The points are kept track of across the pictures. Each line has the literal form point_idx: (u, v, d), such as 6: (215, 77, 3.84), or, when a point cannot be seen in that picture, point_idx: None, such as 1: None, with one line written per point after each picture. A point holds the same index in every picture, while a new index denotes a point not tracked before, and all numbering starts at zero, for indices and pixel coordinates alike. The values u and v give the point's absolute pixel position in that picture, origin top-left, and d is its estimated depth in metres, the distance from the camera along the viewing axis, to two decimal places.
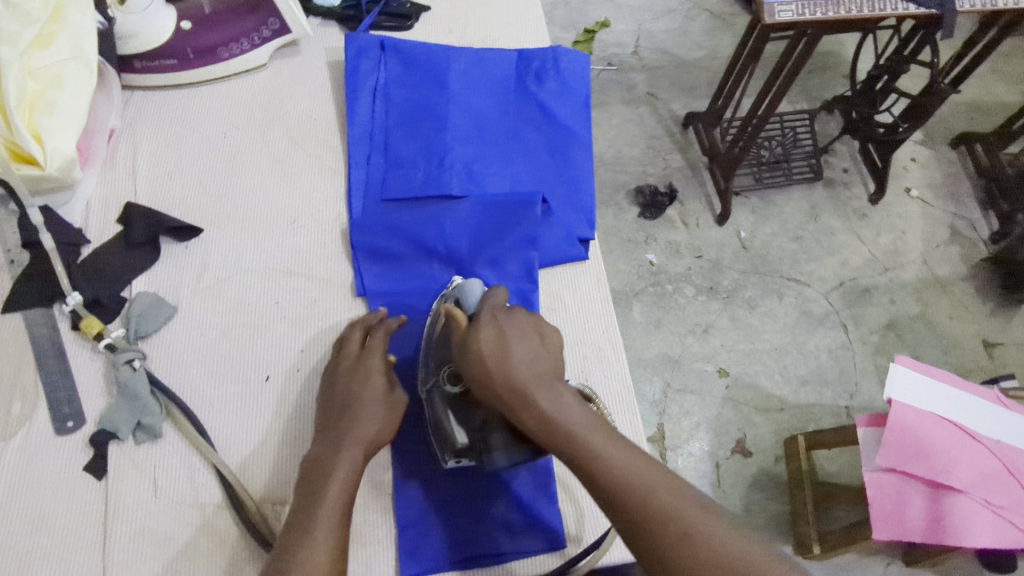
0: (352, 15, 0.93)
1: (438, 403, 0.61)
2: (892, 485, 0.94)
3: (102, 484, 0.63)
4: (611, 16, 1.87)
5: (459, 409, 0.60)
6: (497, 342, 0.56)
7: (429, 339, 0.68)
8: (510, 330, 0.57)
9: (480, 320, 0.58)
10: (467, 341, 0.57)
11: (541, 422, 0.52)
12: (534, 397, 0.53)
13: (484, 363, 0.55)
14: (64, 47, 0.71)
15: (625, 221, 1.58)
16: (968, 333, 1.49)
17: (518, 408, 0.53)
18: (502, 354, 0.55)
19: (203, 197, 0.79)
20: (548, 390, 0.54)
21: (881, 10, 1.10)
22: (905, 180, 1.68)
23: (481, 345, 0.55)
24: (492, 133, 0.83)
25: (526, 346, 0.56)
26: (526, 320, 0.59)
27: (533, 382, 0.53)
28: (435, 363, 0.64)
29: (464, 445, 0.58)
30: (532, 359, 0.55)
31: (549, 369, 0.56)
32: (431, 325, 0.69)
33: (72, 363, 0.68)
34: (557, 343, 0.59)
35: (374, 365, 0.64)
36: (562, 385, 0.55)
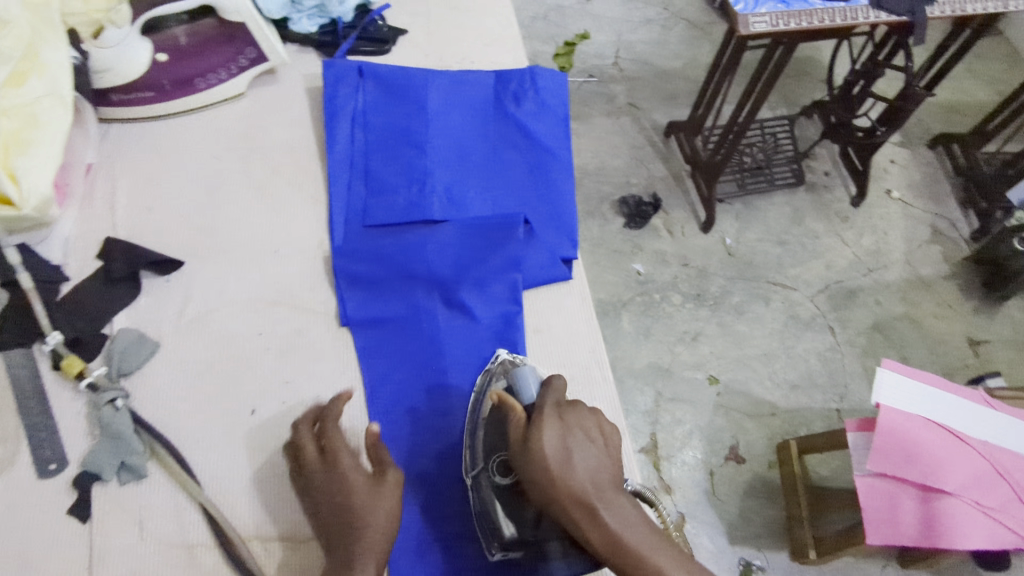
0: (330, 41, 0.93)
1: (487, 491, 0.61)
2: (883, 489, 0.95)
3: (87, 527, 0.62)
4: (590, 28, 1.89)
5: (510, 500, 0.60)
6: (560, 449, 0.53)
7: (475, 420, 0.67)
8: (572, 435, 0.54)
9: (541, 421, 0.54)
10: (526, 448, 0.53)
11: (609, 542, 0.51)
12: (602, 515, 0.51)
13: (548, 472, 0.51)
14: (39, 86, 0.71)
15: (611, 231, 1.58)
16: (953, 331, 1.51)
17: (583, 523, 0.51)
18: (568, 466, 0.52)
19: (184, 230, 0.78)
20: (614, 505, 0.52)
21: (854, 19, 1.11)
22: (886, 182, 1.70)
23: (545, 456, 0.52)
24: (473, 157, 0.84)
25: (587, 454, 0.53)
26: (589, 419, 0.56)
27: (599, 498, 0.51)
28: (487, 448, 0.63)
29: (513, 537, 0.59)
30: (594, 471, 0.52)
31: (612, 479, 0.53)
32: (476, 403, 0.68)
33: (53, 404, 0.67)
34: (616, 444, 0.56)
35: (348, 464, 0.58)
36: (626, 499, 0.52)
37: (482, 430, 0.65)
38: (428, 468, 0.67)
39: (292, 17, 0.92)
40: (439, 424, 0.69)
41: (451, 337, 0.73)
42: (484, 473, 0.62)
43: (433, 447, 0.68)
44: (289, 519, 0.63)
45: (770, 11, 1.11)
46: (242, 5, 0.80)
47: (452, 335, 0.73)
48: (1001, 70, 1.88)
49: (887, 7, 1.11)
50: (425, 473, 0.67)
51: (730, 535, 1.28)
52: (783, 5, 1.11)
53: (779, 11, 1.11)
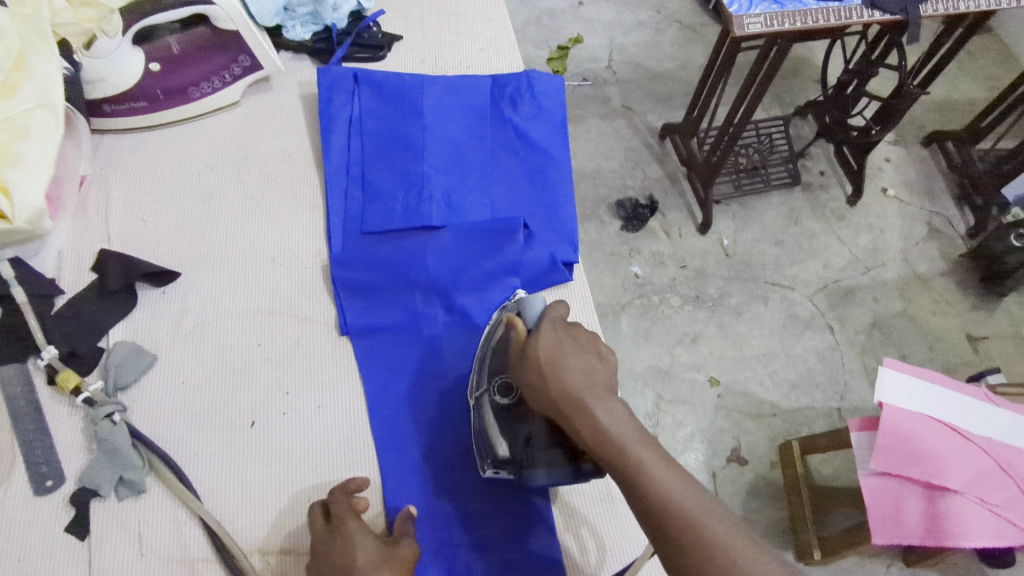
0: (324, 48, 0.93)
1: (487, 410, 0.62)
2: (887, 487, 0.94)
3: (84, 545, 0.60)
4: (583, 31, 1.89)
5: (507, 420, 0.60)
6: (554, 347, 0.54)
7: (486, 350, 0.67)
8: (569, 341, 0.55)
9: (541, 329, 0.56)
10: (525, 349, 0.55)
11: (595, 435, 0.49)
12: (590, 407, 0.50)
13: (539, 365, 0.53)
14: (30, 96, 0.70)
15: (608, 234, 1.58)
16: (951, 328, 1.50)
17: (571, 414, 0.50)
18: (559, 362, 0.52)
19: (180, 239, 0.78)
20: (604, 401, 0.51)
21: (847, 19, 1.11)
22: (881, 180, 1.70)
23: (539, 350, 0.53)
24: (470, 161, 0.83)
25: (582, 356, 0.53)
26: (587, 334, 0.56)
27: (589, 393, 0.51)
28: (490, 371, 0.64)
29: (505, 456, 0.59)
30: (588, 371, 0.52)
31: (604, 382, 0.52)
32: (489, 334, 0.69)
33: (49, 420, 0.66)
34: (614, 361, 0.55)
35: (357, 528, 0.57)
36: (617, 401, 0.51)
37: (489, 354, 0.66)
38: (430, 474, 0.66)
39: (285, 25, 0.91)
40: (441, 431, 0.68)
41: (453, 343, 0.72)
42: (485, 394, 0.63)
43: (435, 452, 0.67)
44: (291, 532, 0.63)
45: (764, 12, 1.11)
46: (236, 13, 0.79)
47: (451, 341, 0.72)
48: (993, 67, 1.89)
49: (881, 6, 1.11)
50: (428, 478, 0.66)
51: None
52: (777, 6, 1.11)
53: (773, 12, 1.11)
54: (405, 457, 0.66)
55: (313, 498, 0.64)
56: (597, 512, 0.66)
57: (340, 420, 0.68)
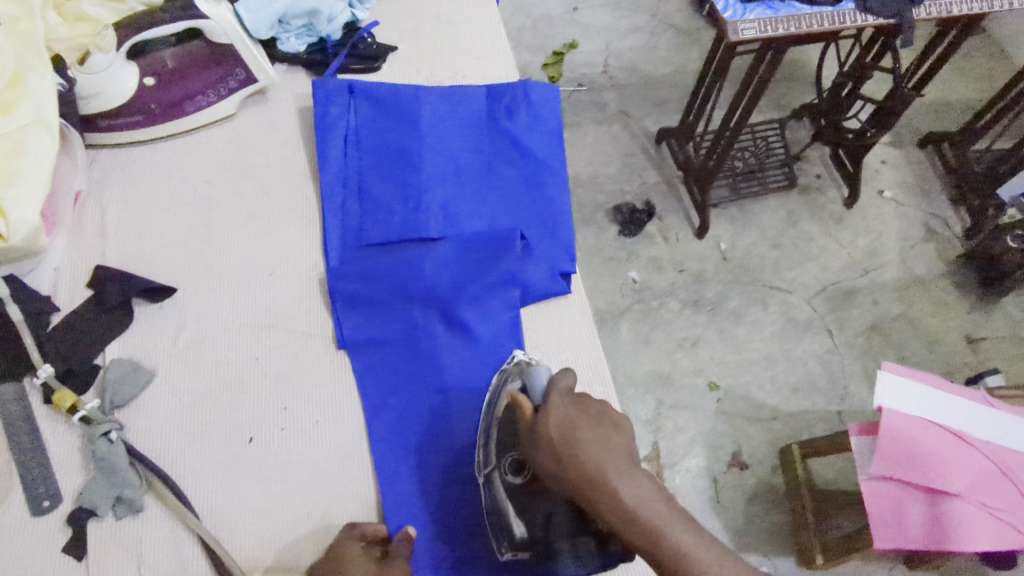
0: (319, 60, 0.93)
1: (499, 491, 0.60)
2: (888, 492, 0.93)
3: (82, 566, 0.60)
4: (579, 37, 1.89)
5: (523, 500, 0.59)
6: (567, 429, 0.51)
7: (489, 424, 0.64)
8: (582, 416, 0.52)
9: (550, 405, 0.54)
10: (537, 429, 0.53)
11: (626, 518, 0.48)
12: (618, 489, 0.48)
13: (555, 451, 0.51)
14: (26, 113, 0.69)
15: (605, 240, 1.58)
16: (950, 330, 1.50)
17: (599, 501, 0.49)
18: (575, 446, 0.50)
19: (175, 255, 0.77)
20: (630, 479, 0.49)
21: (841, 24, 1.12)
22: (878, 182, 1.70)
23: (552, 434, 0.51)
24: (467, 173, 0.83)
25: (600, 433, 0.51)
26: (597, 404, 0.54)
27: (615, 475, 0.49)
28: (496, 447, 0.61)
29: (523, 538, 0.58)
30: (609, 450, 0.50)
31: (624, 457, 0.50)
32: (490, 404, 0.65)
33: (46, 439, 0.65)
34: (629, 428, 0.53)
35: (353, 551, 0.58)
36: (642, 474, 0.50)
37: (494, 428, 0.63)
38: (430, 489, 0.66)
39: (279, 37, 0.91)
40: (442, 446, 0.68)
41: (452, 357, 0.72)
42: (495, 471, 0.60)
43: (436, 467, 0.67)
44: (290, 549, 0.62)
45: (758, 17, 1.11)
46: (230, 26, 0.79)
47: (451, 354, 0.72)
48: (988, 68, 1.90)
49: (874, 10, 1.11)
50: (429, 493, 0.66)
51: (736, 543, 1.27)
52: (771, 12, 1.12)
53: (767, 18, 1.11)
54: (405, 471, 0.66)
55: (313, 514, 0.64)
56: None
57: (340, 435, 0.68)
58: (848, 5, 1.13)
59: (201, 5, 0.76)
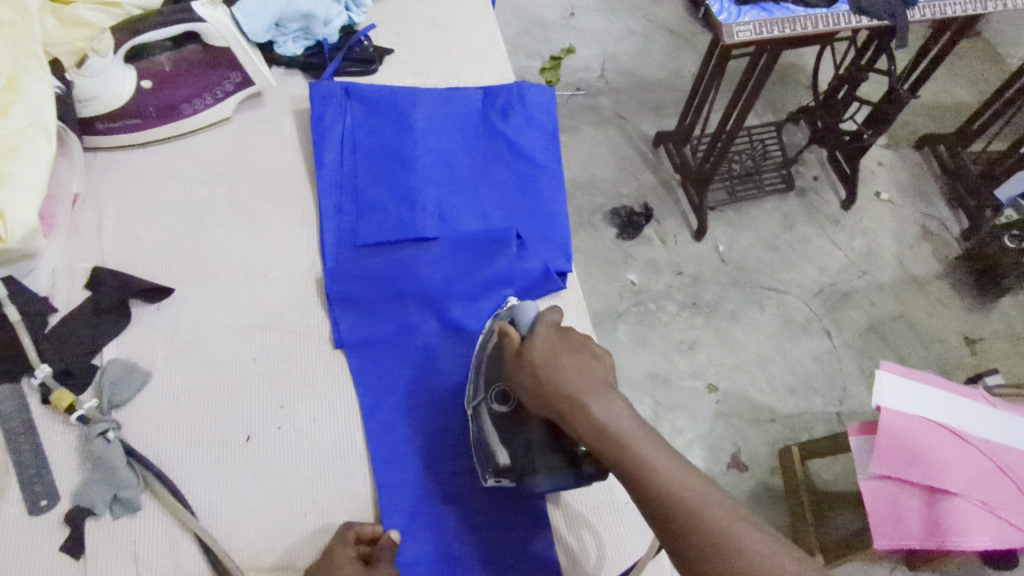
0: (316, 63, 0.94)
1: (485, 419, 0.61)
2: (887, 490, 0.93)
3: (79, 565, 0.60)
4: (575, 41, 1.91)
5: (505, 429, 0.60)
6: (549, 351, 0.54)
7: (480, 363, 0.66)
8: (563, 343, 0.55)
9: (535, 335, 0.57)
10: (521, 354, 0.56)
11: (594, 431, 0.50)
12: (588, 404, 0.50)
13: (535, 369, 0.54)
14: (21, 116, 0.70)
15: (603, 242, 1.58)
16: (948, 330, 1.50)
17: (570, 415, 0.51)
18: (553, 366, 0.53)
19: (172, 256, 0.78)
20: (604, 399, 0.51)
21: (836, 25, 1.12)
22: (874, 184, 1.71)
23: (535, 355, 0.54)
24: (461, 173, 0.84)
25: (577, 358, 0.54)
26: (579, 336, 0.57)
27: (587, 392, 0.51)
28: (485, 380, 0.63)
29: (506, 463, 0.59)
30: (584, 371, 0.53)
31: (601, 380, 0.53)
32: (482, 346, 0.68)
33: (43, 439, 0.66)
34: (610, 360, 0.56)
35: (344, 555, 0.57)
36: (615, 396, 0.52)
37: (485, 364, 0.65)
38: (425, 484, 0.66)
39: (276, 41, 0.92)
40: (438, 444, 0.68)
41: (446, 357, 0.72)
42: (483, 402, 0.62)
43: (431, 464, 0.67)
44: (287, 547, 0.62)
45: (753, 20, 1.12)
46: (227, 30, 0.80)
47: (446, 355, 0.72)
48: (982, 71, 1.91)
49: (868, 11, 1.12)
50: (425, 488, 0.66)
51: None
52: (765, 14, 1.12)
53: (762, 20, 1.12)
54: (403, 471, 0.66)
55: (310, 512, 0.64)
56: (603, 518, 0.66)
57: (335, 433, 0.68)
58: (842, 6, 1.13)
59: (198, 9, 0.77)
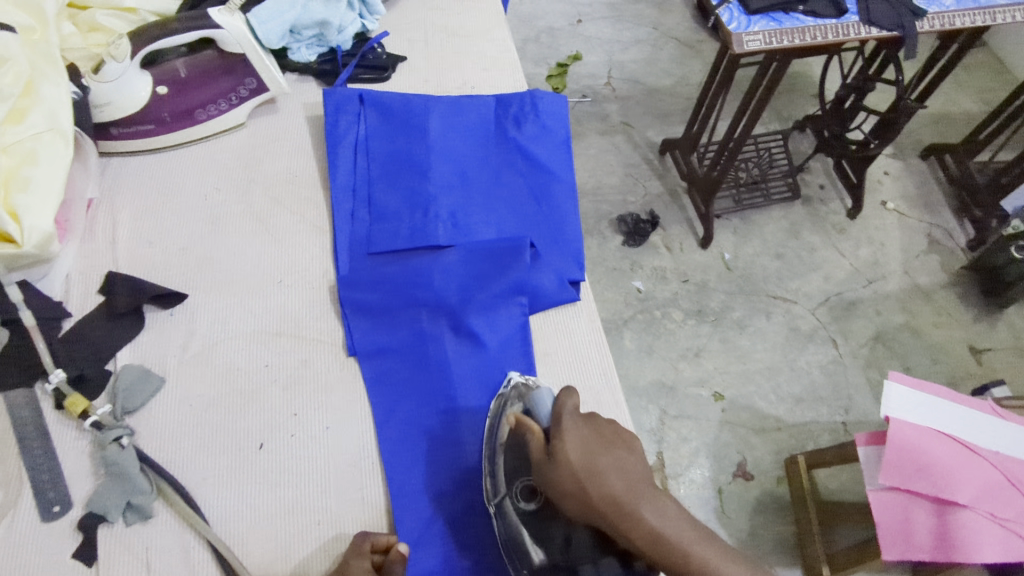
0: (329, 70, 0.94)
1: (513, 517, 0.60)
2: (895, 502, 0.93)
3: (91, 571, 0.60)
4: (582, 49, 1.91)
5: (537, 525, 0.59)
6: (583, 451, 0.52)
7: (494, 448, 0.66)
8: (595, 439, 0.53)
9: (562, 430, 0.54)
10: (552, 454, 0.53)
11: (650, 539, 0.47)
12: (640, 509, 0.48)
13: (573, 472, 0.51)
14: (39, 121, 0.70)
15: (609, 250, 1.58)
16: (954, 340, 1.50)
17: (621, 522, 0.48)
18: (593, 468, 0.51)
19: (186, 261, 0.78)
20: (652, 502, 0.49)
21: (845, 36, 1.13)
22: (880, 194, 1.71)
23: (570, 457, 0.52)
24: (475, 182, 0.84)
25: (613, 455, 0.52)
26: (607, 426, 0.55)
27: (635, 497, 0.49)
28: (506, 474, 0.63)
29: (541, 563, 0.58)
30: (625, 471, 0.51)
31: (642, 478, 0.51)
32: (490, 429, 0.67)
33: (56, 444, 0.65)
34: (642, 449, 0.54)
35: (360, 568, 0.57)
36: (662, 494, 0.50)
37: (500, 454, 0.64)
38: (436, 498, 0.66)
39: (291, 47, 0.92)
40: (450, 454, 0.68)
41: (460, 365, 0.72)
42: (508, 498, 0.61)
43: (444, 475, 0.67)
44: (299, 556, 0.62)
45: (763, 29, 1.12)
46: (243, 37, 0.81)
47: (460, 363, 0.72)
48: (987, 81, 1.91)
49: (878, 22, 1.12)
50: (435, 501, 0.65)
51: None
52: (775, 24, 1.13)
53: (772, 29, 1.12)
54: (417, 480, 0.66)
55: (322, 521, 0.64)
56: None
57: (348, 441, 0.68)
58: (851, 17, 1.13)
59: (215, 16, 0.78)
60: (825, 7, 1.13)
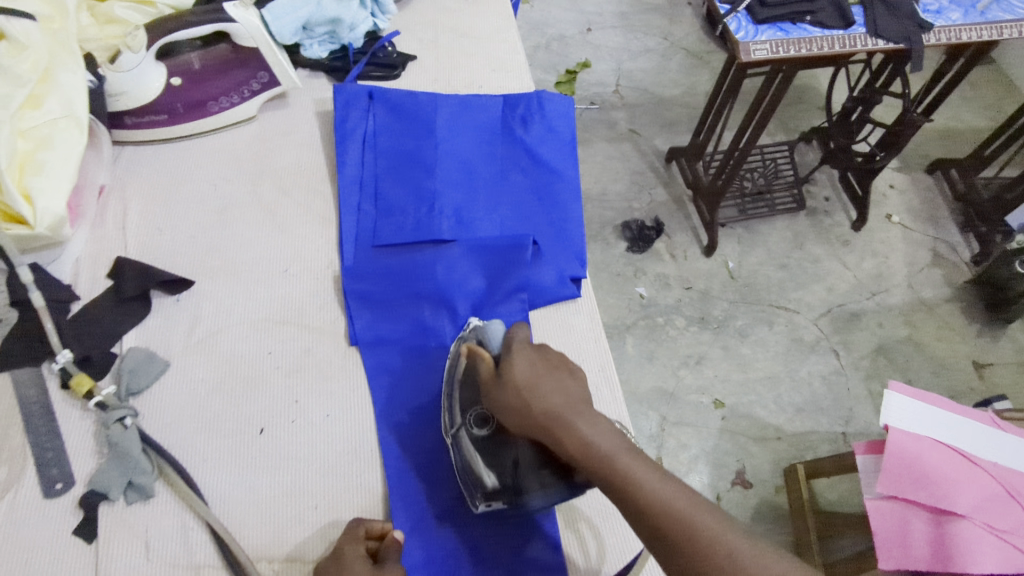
0: (340, 67, 0.96)
1: (466, 444, 0.62)
2: (894, 511, 0.92)
3: (92, 548, 0.60)
4: (591, 57, 1.93)
5: (489, 450, 0.61)
6: (529, 372, 0.56)
7: (452, 380, 0.67)
8: (541, 363, 0.57)
9: (512, 356, 0.58)
10: (500, 377, 0.57)
11: (581, 448, 0.50)
12: (574, 421, 0.52)
13: (516, 388, 0.54)
14: (55, 107, 0.72)
15: (613, 256, 1.59)
16: (957, 355, 1.50)
17: (556, 431, 0.52)
18: (535, 385, 0.54)
19: (194, 249, 0.79)
20: (587, 418, 0.52)
21: (851, 47, 1.14)
22: (885, 207, 1.72)
23: (516, 375, 0.55)
24: (480, 179, 0.85)
25: (554, 375, 0.55)
26: (554, 354, 0.58)
27: (569, 409, 0.53)
28: (461, 405, 0.64)
29: (494, 487, 0.59)
30: (563, 388, 0.54)
31: (581, 398, 0.54)
32: (450, 370, 0.68)
33: (61, 424, 0.66)
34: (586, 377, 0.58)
35: (355, 552, 0.57)
36: (597, 413, 0.53)
37: (457, 388, 0.65)
38: (430, 487, 0.66)
39: (302, 44, 0.94)
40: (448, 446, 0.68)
41: None
42: (463, 427, 0.63)
43: (439, 464, 0.67)
44: (296, 540, 0.63)
45: (770, 39, 1.13)
46: (257, 31, 0.82)
47: None
48: (995, 98, 1.92)
49: (885, 35, 1.13)
50: (429, 490, 0.66)
51: None
52: (782, 34, 1.14)
53: (779, 39, 1.13)
54: (414, 470, 0.67)
55: (319, 506, 0.64)
56: (609, 523, 0.66)
57: (347, 428, 0.69)
58: (858, 28, 1.14)
59: (230, 10, 0.80)
60: (832, 18, 1.14)
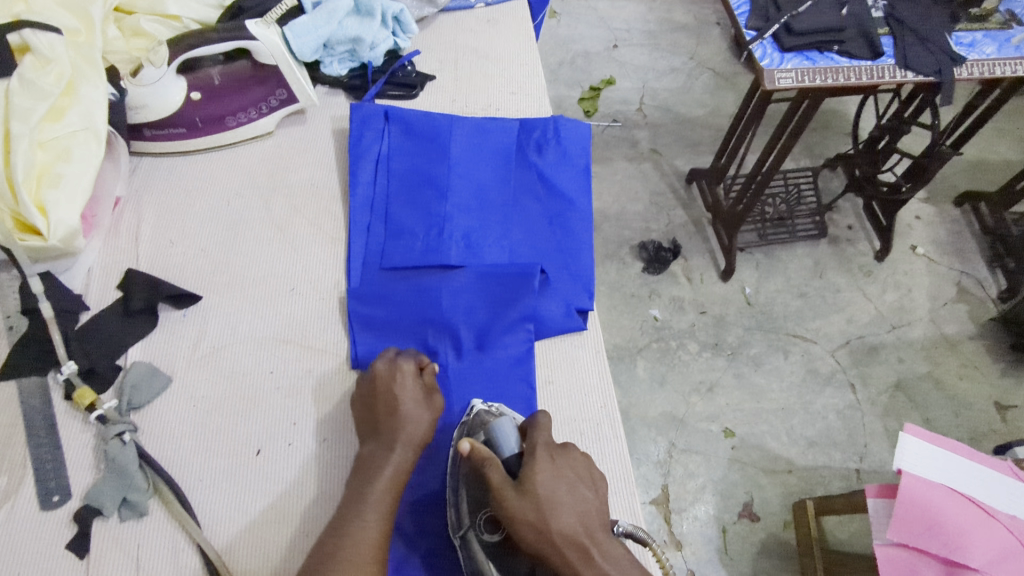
0: (359, 85, 0.96)
1: (477, 551, 0.58)
2: (905, 560, 0.88)
3: (83, 564, 0.60)
4: (616, 74, 1.92)
5: (503, 558, 0.58)
6: (552, 486, 0.55)
7: (457, 473, 0.63)
8: (564, 473, 0.57)
9: (533, 464, 0.56)
10: (519, 486, 0.55)
11: None
12: (597, 559, 0.52)
13: (541, 506, 0.54)
14: (75, 120, 0.72)
15: (628, 276, 1.58)
16: (979, 395, 1.45)
17: (579, 566, 0.52)
18: (558, 503, 0.54)
19: (204, 263, 0.80)
20: (608, 551, 0.53)
21: (880, 78, 1.11)
22: (910, 238, 1.68)
23: (540, 490, 0.54)
24: (493, 205, 0.84)
25: (573, 491, 0.56)
26: (574, 458, 0.59)
27: (593, 542, 0.53)
28: (469, 503, 0.61)
29: None
30: (584, 509, 0.55)
31: (600, 519, 0.56)
32: (455, 459, 0.64)
33: (62, 435, 0.67)
34: (602, 486, 0.59)
35: (408, 370, 0.66)
36: (614, 544, 0.54)
37: (463, 485, 0.62)
38: (418, 513, 0.65)
39: (324, 61, 0.94)
40: (441, 475, 0.67)
41: (459, 386, 0.72)
42: (472, 531, 0.59)
43: (432, 492, 0.66)
44: (283, 567, 0.62)
45: (796, 67, 1.11)
46: (277, 49, 0.83)
47: (460, 384, 0.72)
48: None
49: (915, 67, 1.10)
50: (421, 520, 0.65)
51: None
52: (809, 63, 1.12)
53: (805, 68, 1.11)
54: (407, 498, 0.66)
55: (309, 531, 0.64)
56: None
57: (343, 453, 0.68)
58: (887, 59, 1.12)
59: (251, 27, 0.80)
60: (861, 48, 1.12)
